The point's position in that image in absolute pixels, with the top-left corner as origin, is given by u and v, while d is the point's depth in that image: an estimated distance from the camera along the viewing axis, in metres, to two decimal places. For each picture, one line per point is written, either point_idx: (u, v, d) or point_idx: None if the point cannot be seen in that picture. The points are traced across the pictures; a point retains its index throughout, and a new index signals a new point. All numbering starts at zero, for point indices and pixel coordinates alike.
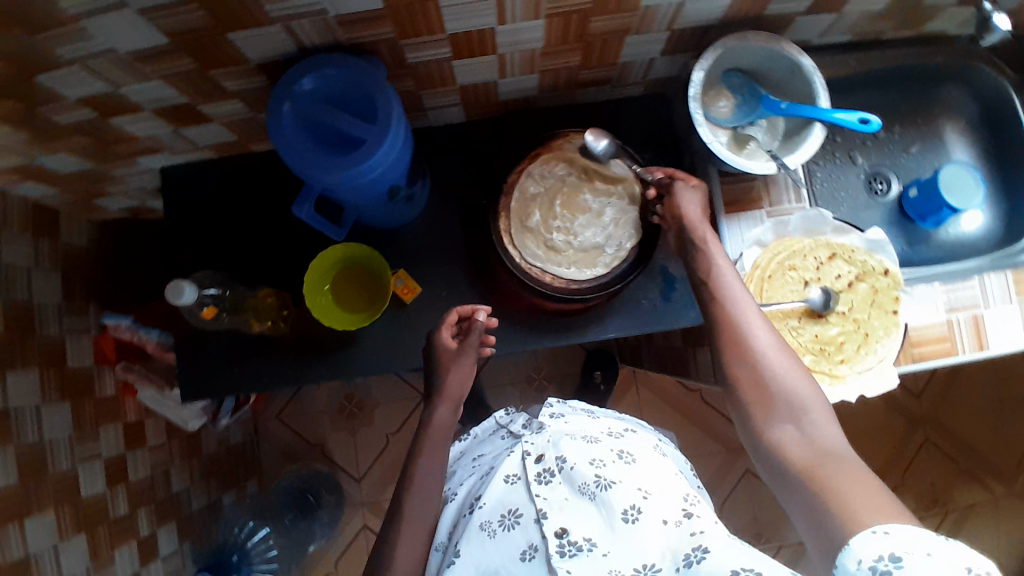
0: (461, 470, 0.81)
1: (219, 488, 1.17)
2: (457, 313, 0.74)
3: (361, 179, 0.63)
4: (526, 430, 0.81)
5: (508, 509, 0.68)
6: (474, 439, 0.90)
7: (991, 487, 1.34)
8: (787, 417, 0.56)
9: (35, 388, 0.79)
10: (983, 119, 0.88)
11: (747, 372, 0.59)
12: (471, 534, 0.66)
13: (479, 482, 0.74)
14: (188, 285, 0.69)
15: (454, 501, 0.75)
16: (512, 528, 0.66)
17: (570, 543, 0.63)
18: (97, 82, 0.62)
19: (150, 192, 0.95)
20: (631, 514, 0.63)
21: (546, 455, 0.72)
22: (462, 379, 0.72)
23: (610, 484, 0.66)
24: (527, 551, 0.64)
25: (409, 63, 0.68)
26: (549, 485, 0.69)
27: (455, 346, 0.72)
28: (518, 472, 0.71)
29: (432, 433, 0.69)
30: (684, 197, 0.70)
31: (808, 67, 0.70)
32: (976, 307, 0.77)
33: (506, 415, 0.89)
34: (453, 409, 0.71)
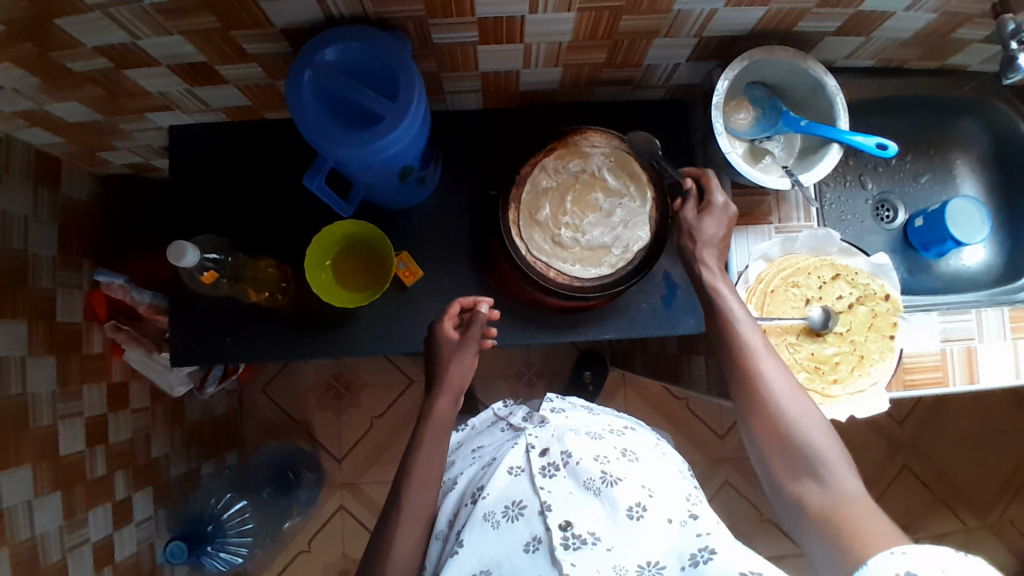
0: (461, 461, 0.85)
1: (198, 457, 1.16)
2: (459, 304, 0.72)
3: (375, 156, 0.63)
4: (527, 423, 0.84)
5: (512, 500, 0.70)
6: (472, 429, 0.93)
7: (963, 518, 1.36)
8: (808, 472, 0.57)
9: (22, 338, 0.78)
10: (994, 156, 0.89)
11: (764, 426, 0.60)
12: (473, 525, 0.67)
13: (481, 473, 0.77)
14: (191, 247, 0.68)
15: (455, 489, 0.78)
16: (515, 519, 0.68)
17: (574, 535, 0.65)
18: (115, 32, 0.61)
19: (155, 150, 0.93)
20: (636, 511, 0.66)
21: (551, 448, 0.74)
22: (463, 372, 0.70)
23: (614, 482, 0.69)
24: (531, 543, 0.66)
25: (434, 44, 0.68)
26: (554, 479, 0.71)
27: (456, 338, 0.71)
28: (522, 464, 0.74)
29: (431, 420, 0.68)
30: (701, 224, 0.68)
31: (832, 87, 0.70)
32: (970, 339, 0.78)
33: (506, 407, 0.92)
34: (455, 399, 0.70)
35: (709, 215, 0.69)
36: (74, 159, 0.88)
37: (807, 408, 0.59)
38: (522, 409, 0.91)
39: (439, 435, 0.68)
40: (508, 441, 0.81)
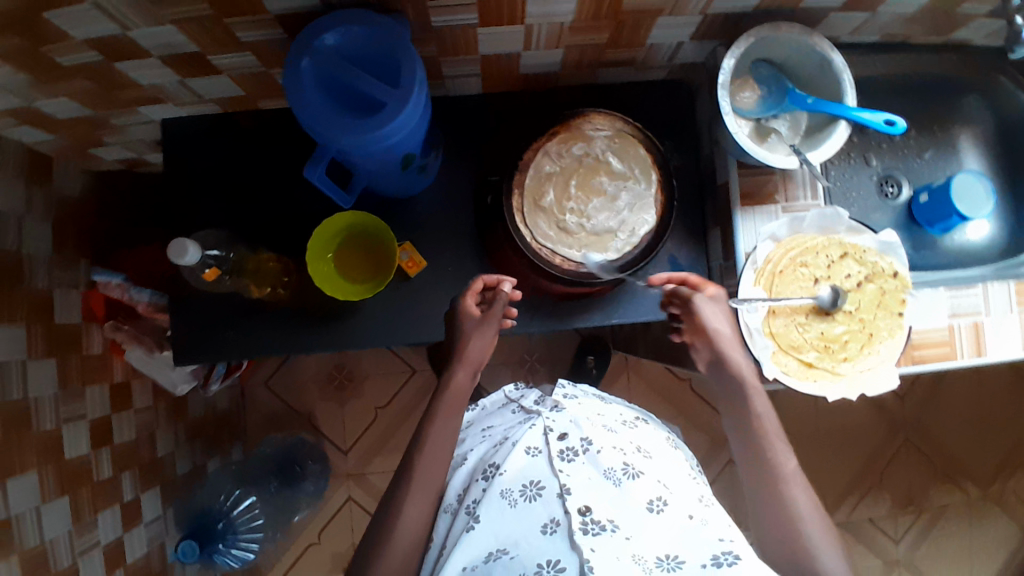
0: (471, 437, 0.86)
1: (204, 453, 1.16)
2: (482, 282, 0.75)
3: (376, 144, 0.61)
4: (540, 406, 0.85)
5: (530, 480, 0.70)
6: (482, 409, 0.94)
7: (965, 490, 1.38)
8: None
9: (21, 340, 0.77)
10: (998, 130, 0.89)
11: (769, 510, 0.65)
12: (489, 501, 0.68)
13: (493, 451, 0.78)
14: (192, 245, 0.66)
15: (465, 465, 0.79)
16: (533, 499, 0.69)
17: (594, 521, 0.65)
18: (107, 22, 0.59)
19: (147, 144, 0.92)
20: (656, 505, 0.66)
21: (569, 433, 0.75)
22: (482, 348, 0.73)
23: (635, 475, 0.70)
24: (549, 524, 0.66)
25: (434, 27, 0.66)
26: (572, 463, 0.72)
27: (478, 315, 0.73)
28: (539, 445, 0.74)
29: (453, 398, 0.72)
30: (708, 309, 0.71)
31: (839, 64, 0.69)
32: (977, 314, 0.78)
33: (516, 390, 0.93)
34: (472, 373, 0.73)
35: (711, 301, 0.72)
36: (65, 154, 0.86)
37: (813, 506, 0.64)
38: (533, 392, 0.92)
39: (453, 412, 0.71)
40: (520, 422, 0.81)
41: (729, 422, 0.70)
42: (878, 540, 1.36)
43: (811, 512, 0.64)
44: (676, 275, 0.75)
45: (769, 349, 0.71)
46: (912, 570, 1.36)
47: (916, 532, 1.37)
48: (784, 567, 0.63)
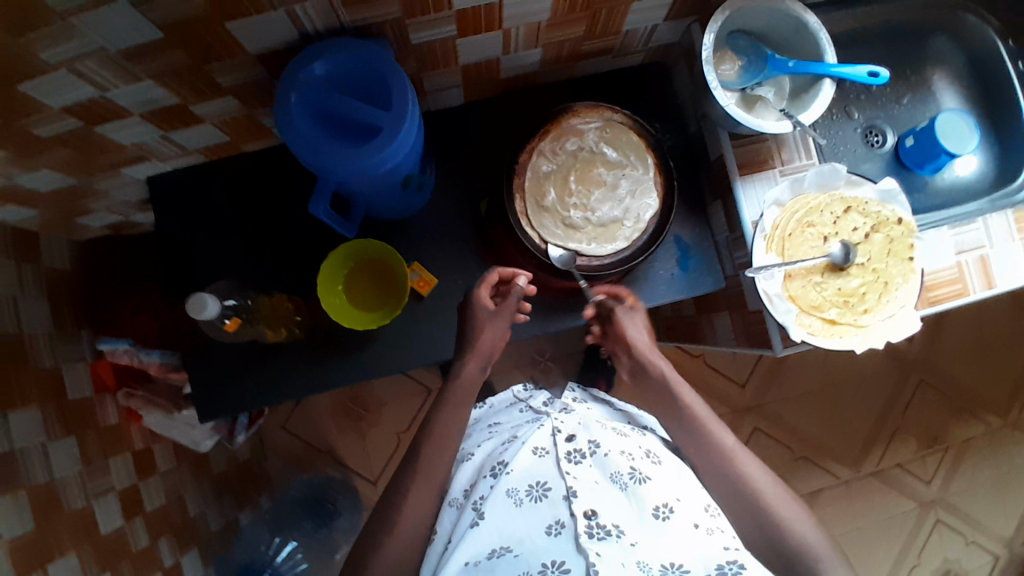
0: (477, 433, 0.87)
1: (235, 506, 1.13)
2: (498, 274, 0.75)
3: (374, 170, 0.61)
4: (550, 406, 0.84)
5: (536, 480, 0.70)
6: (490, 408, 0.94)
7: (987, 419, 1.40)
8: (805, 566, 0.64)
9: (37, 423, 0.74)
10: (971, 64, 0.90)
11: (744, 506, 0.68)
12: (495, 499, 0.69)
13: (501, 448, 0.78)
14: (211, 298, 0.65)
15: (471, 461, 0.79)
16: (539, 500, 0.68)
17: (599, 526, 0.63)
18: (83, 86, 0.58)
19: (133, 206, 0.90)
20: (662, 512, 0.65)
21: (578, 435, 0.75)
22: (497, 338, 0.75)
23: (643, 479, 0.69)
24: (553, 526, 0.65)
25: (413, 44, 0.66)
26: (579, 464, 0.71)
27: (492, 308, 0.75)
28: (547, 445, 0.74)
29: (462, 386, 0.74)
30: (628, 325, 0.77)
31: (814, 24, 0.70)
32: (982, 247, 0.80)
33: (524, 389, 0.93)
34: (482, 366, 0.74)
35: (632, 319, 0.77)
36: (50, 228, 0.84)
37: (788, 497, 0.68)
38: (542, 392, 0.92)
39: (460, 403, 0.73)
40: (528, 421, 0.81)
41: (670, 423, 0.74)
42: (910, 483, 1.38)
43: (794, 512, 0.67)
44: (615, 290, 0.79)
45: (792, 313, 0.71)
46: (947, 506, 1.38)
47: (946, 468, 1.39)
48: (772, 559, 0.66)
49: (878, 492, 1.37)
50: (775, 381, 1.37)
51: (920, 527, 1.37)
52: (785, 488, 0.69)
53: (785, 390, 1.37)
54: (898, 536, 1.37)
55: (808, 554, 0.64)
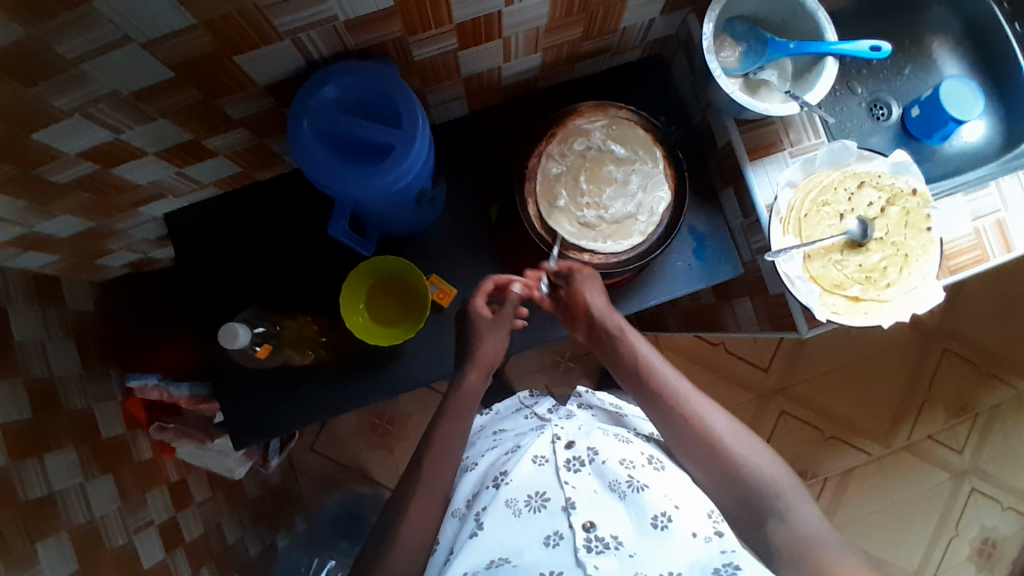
0: (482, 442, 0.88)
1: (271, 531, 1.14)
2: (492, 282, 0.76)
3: (387, 189, 0.61)
4: (554, 413, 0.86)
5: (535, 490, 0.71)
6: (495, 414, 0.95)
7: (1013, 383, 1.39)
8: (770, 509, 0.62)
9: (74, 465, 0.75)
10: (969, 29, 0.90)
11: (705, 454, 0.67)
12: (495, 509, 0.69)
13: (503, 458, 0.79)
14: (242, 327, 0.67)
15: (475, 471, 0.80)
16: (538, 510, 0.69)
17: (598, 538, 0.64)
18: (96, 129, 0.59)
19: (150, 243, 0.91)
20: (661, 521, 0.65)
21: (577, 442, 0.77)
22: (496, 347, 0.76)
23: (641, 487, 0.69)
24: (551, 537, 0.65)
25: (416, 61, 0.66)
26: (578, 474, 0.73)
27: (490, 315, 0.75)
28: (546, 454, 0.75)
29: (465, 396, 0.74)
30: (587, 288, 0.73)
31: (812, 3, 0.70)
32: (998, 212, 0.79)
33: (529, 396, 0.94)
34: (484, 373, 0.76)
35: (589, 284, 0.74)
36: (71, 272, 0.86)
37: (749, 440, 0.67)
38: (546, 399, 0.93)
39: (462, 413, 0.74)
40: (532, 429, 0.82)
41: (622, 376, 0.74)
42: (942, 454, 1.37)
43: (755, 454, 0.66)
44: (565, 264, 0.74)
45: (815, 293, 0.71)
46: (982, 474, 1.37)
47: (977, 436, 1.38)
48: (738, 507, 0.65)
49: (910, 466, 1.36)
50: (797, 362, 1.36)
51: (956, 497, 1.36)
52: (747, 432, 0.68)
53: (807, 371, 1.36)
54: (935, 509, 1.36)
55: (773, 495, 0.63)
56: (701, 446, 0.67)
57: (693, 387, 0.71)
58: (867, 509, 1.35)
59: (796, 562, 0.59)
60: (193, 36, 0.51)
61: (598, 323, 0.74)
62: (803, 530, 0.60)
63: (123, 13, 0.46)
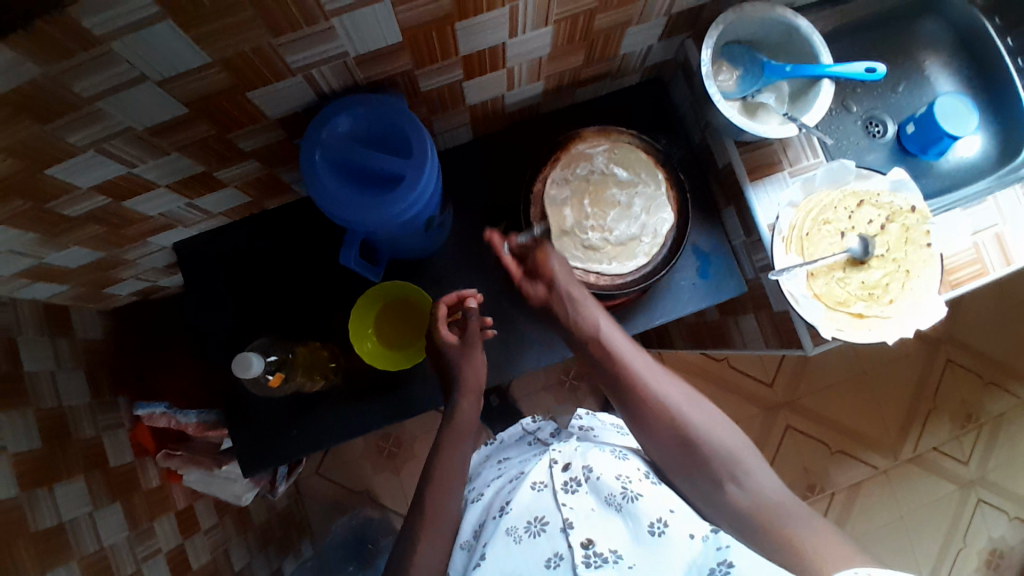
0: (487, 471, 0.89)
1: (278, 557, 1.14)
2: (444, 305, 0.73)
3: (399, 220, 0.63)
4: (556, 437, 0.88)
5: (534, 515, 0.73)
6: (500, 443, 0.96)
7: (1017, 391, 1.40)
8: (727, 475, 0.63)
9: (83, 493, 0.75)
10: (961, 47, 0.92)
11: (661, 425, 0.66)
12: (497, 538, 0.72)
13: (508, 486, 0.80)
14: (255, 356, 0.67)
15: (480, 501, 0.82)
16: (538, 534, 0.72)
17: (597, 553, 0.68)
18: (110, 164, 0.60)
19: (159, 272, 0.92)
20: (657, 528, 0.69)
21: (573, 463, 0.78)
22: (478, 369, 0.75)
23: (635, 497, 0.72)
24: (553, 559, 0.70)
25: (423, 92, 0.68)
26: (576, 494, 0.75)
27: (456, 343, 0.74)
28: (545, 479, 0.77)
29: (458, 427, 0.74)
30: (551, 256, 0.70)
31: (807, 28, 0.72)
32: (996, 226, 0.81)
33: (533, 421, 0.94)
34: (476, 400, 0.75)
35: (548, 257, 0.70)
36: (81, 301, 0.87)
37: (705, 410, 0.66)
38: (550, 424, 0.93)
39: (458, 439, 0.74)
40: (534, 455, 0.84)
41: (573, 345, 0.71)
42: (947, 464, 1.37)
43: (710, 424, 0.65)
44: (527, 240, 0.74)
45: (818, 311, 0.72)
46: (988, 485, 1.37)
47: (983, 445, 1.38)
48: (696, 475, 0.65)
49: (917, 477, 1.36)
50: (800, 376, 1.37)
51: (963, 508, 1.36)
52: (704, 401, 0.67)
53: (813, 384, 1.37)
54: (944, 520, 1.36)
55: (732, 464, 0.63)
56: (662, 419, 0.65)
57: (648, 359, 0.70)
58: (875, 522, 1.35)
59: (760, 529, 0.60)
60: (207, 74, 0.52)
61: (558, 292, 0.70)
62: (762, 493, 0.62)
63: (138, 53, 0.47)
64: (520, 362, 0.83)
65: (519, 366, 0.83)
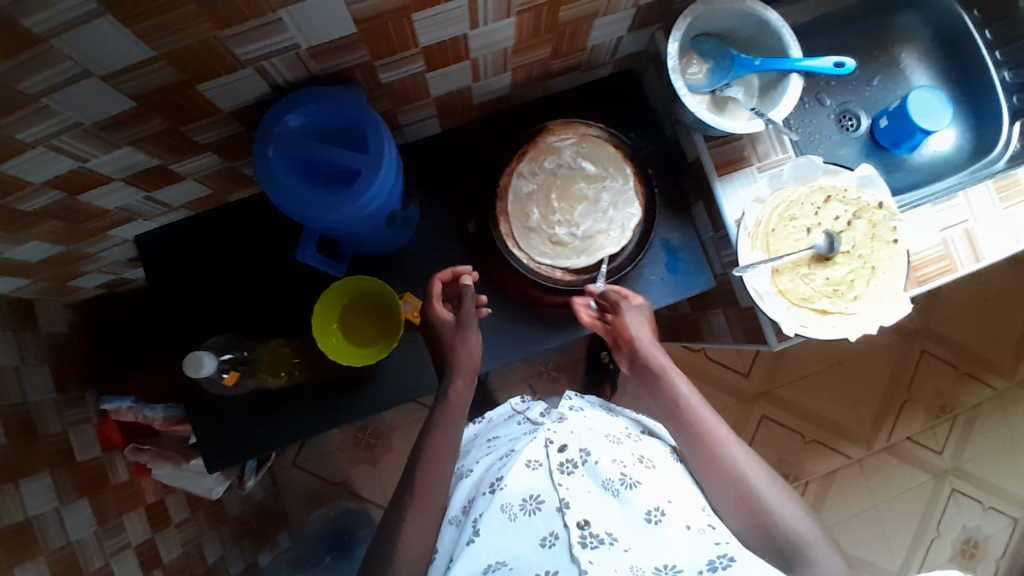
0: (475, 450, 0.81)
1: (253, 549, 1.14)
2: (440, 280, 0.74)
3: (357, 215, 0.62)
4: (547, 417, 0.81)
5: (530, 494, 0.66)
6: (488, 422, 0.88)
7: (993, 383, 1.41)
8: (796, 555, 0.59)
9: (50, 490, 0.75)
10: (938, 40, 0.92)
11: (731, 491, 0.63)
12: (492, 515, 0.64)
13: (499, 463, 0.73)
14: (205, 355, 0.67)
15: (469, 478, 0.75)
16: (534, 513, 0.64)
17: (593, 535, 0.61)
18: (64, 160, 0.59)
19: (125, 264, 0.91)
20: (654, 515, 0.62)
21: (570, 445, 0.71)
22: (472, 351, 0.73)
23: (634, 484, 0.65)
24: (548, 538, 0.62)
25: (384, 84, 0.67)
26: (572, 475, 0.68)
27: (452, 319, 0.74)
28: (540, 458, 0.70)
29: (452, 407, 0.71)
30: (632, 318, 0.72)
31: (776, 20, 0.70)
32: (965, 222, 0.80)
33: (522, 401, 0.88)
34: (471, 381, 0.73)
35: (632, 312, 0.73)
36: (45, 295, 0.85)
37: (777, 487, 0.64)
38: (540, 404, 0.87)
39: (453, 420, 0.71)
40: (525, 434, 0.77)
41: (655, 403, 0.70)
42: (922, 455, 1.38)
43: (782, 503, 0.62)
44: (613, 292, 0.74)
45: (783, 307, 0.72)
46: (962, 474, 1.39)
47: (957, 436, 1.39)
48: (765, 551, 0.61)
49: (891, 467, 1.38)
50: (777, 367, 1.38)
51: (937, 497, 1.38)
52: (777, 479, 0.65)
53: (789, 376, 1.38)
54: (916, 510, 1.38)
55: (798, 542, 0.60)
56: (735, 486, 0.63)
57: (727, 428, 0.68)
58: (849, 511, 1.36)
59: None
60: (153, 68, 0.51)
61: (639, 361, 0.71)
62: None
63: (79, 49, 0.46)
64: (489, 357, 0.83)
65: (487, 361, 0.83)
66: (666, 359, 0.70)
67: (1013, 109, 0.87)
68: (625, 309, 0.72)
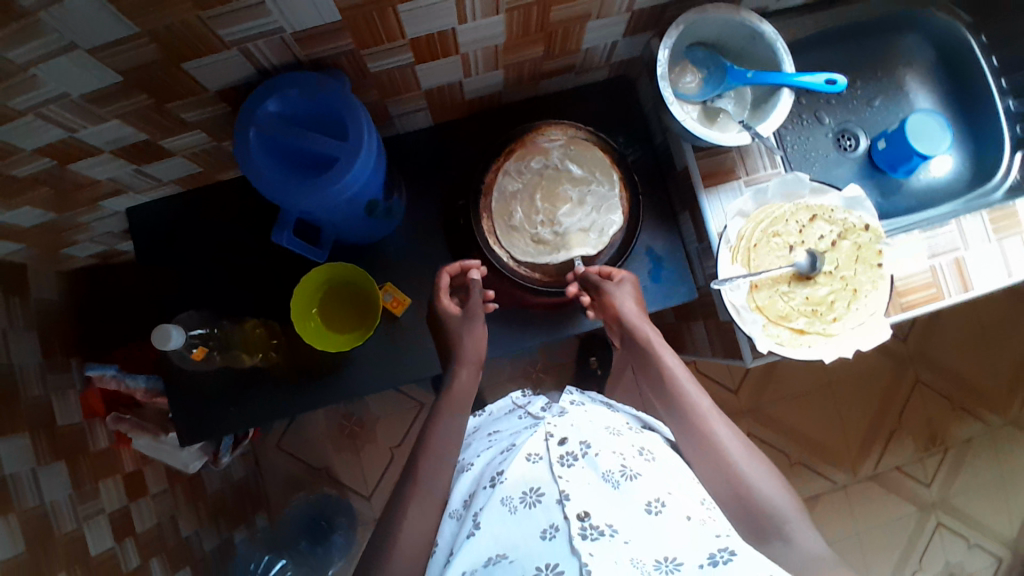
0: (477, 443, 0.78)
1: (228, 526, 1.14)
2: (447, 274, 0.76)
3: (336, 200, 0.63)
4: (549, 411, 0.76)
5: (530, 486, 0.62)
6: (489, 415, 0.87)
7: (986, 417, 1.38)
8: (773, 530, 0.59)
9: (27, 450, 0.76)
10: (942, 64, 0.90)
11: (710, 461, 0.64)
12: (492, 508, 0.61)
13: (500, 457, 0.69)
14: (173, 328, 0.68)
15: (470, 472, 0.71)
16: (534, 505, 0.60)
17: (593, 526, 0.56)
18: (53, 129, 0.60)
19: (118, 235, 0.92)
20: (654, 506, 0.58)
21: (570, 437, 0.67)
22: (477, 341, 0.75)
23: (635, 475, 0.62)
24: (548, 530, 0.58)
25: (372, 72, 0.67)
26: (572, 468, 0.63)
27: (459, 313, 0.76)
28: (540, 450, 0.66)
29: (455, 396, 0.71)
30: (619, 293, 0.73)
31: (770, 33, 0.70)
32: (956, 250, 0.79)
33: (523, 396, 0.85)
34: (474, 372, 0.74)
35: (619, 287, 0.74)
36: (38, 261, 0.87)
37: (758, 460, 0.63)
38: (541, 399, 0.83)
39: (454, 412, 0.70)
40: (526, 428, 0.72)
41: (656, 396, 0.70)
42: (909, 485, 1.36)
43: (760, 473, 0.62)
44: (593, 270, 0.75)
45: (758, 323, 0.71)
46: (949, 508, 1.37)
47: (946, 469, 1.37)
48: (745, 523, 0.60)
49: (878, 495, 1.36)
50: (766, 386, 1.37)
51: (922, 529, 1.36)
52: (758, 452, 0.65)
53: (778, 394, 1.36)
54: (899, 540, 1.35)
55: (775, 514, 0.59)
56: (714, 454, 0.64)
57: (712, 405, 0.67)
58: (832, 535, 1.34)
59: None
60: (137, 45, 0.52)
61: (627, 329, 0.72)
62: (805, 556, 0.56)
63: (64, 21, 0.47)
64: None
65: None
66: (650, 326, 0.72)
67: (1015, 139, 0.86)
68: (608, 286, 0.74)
